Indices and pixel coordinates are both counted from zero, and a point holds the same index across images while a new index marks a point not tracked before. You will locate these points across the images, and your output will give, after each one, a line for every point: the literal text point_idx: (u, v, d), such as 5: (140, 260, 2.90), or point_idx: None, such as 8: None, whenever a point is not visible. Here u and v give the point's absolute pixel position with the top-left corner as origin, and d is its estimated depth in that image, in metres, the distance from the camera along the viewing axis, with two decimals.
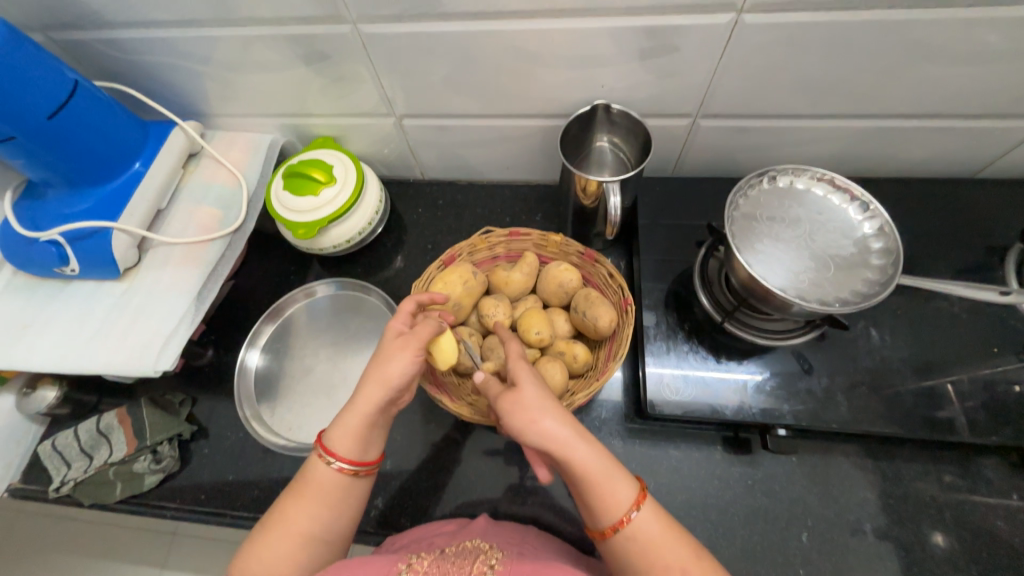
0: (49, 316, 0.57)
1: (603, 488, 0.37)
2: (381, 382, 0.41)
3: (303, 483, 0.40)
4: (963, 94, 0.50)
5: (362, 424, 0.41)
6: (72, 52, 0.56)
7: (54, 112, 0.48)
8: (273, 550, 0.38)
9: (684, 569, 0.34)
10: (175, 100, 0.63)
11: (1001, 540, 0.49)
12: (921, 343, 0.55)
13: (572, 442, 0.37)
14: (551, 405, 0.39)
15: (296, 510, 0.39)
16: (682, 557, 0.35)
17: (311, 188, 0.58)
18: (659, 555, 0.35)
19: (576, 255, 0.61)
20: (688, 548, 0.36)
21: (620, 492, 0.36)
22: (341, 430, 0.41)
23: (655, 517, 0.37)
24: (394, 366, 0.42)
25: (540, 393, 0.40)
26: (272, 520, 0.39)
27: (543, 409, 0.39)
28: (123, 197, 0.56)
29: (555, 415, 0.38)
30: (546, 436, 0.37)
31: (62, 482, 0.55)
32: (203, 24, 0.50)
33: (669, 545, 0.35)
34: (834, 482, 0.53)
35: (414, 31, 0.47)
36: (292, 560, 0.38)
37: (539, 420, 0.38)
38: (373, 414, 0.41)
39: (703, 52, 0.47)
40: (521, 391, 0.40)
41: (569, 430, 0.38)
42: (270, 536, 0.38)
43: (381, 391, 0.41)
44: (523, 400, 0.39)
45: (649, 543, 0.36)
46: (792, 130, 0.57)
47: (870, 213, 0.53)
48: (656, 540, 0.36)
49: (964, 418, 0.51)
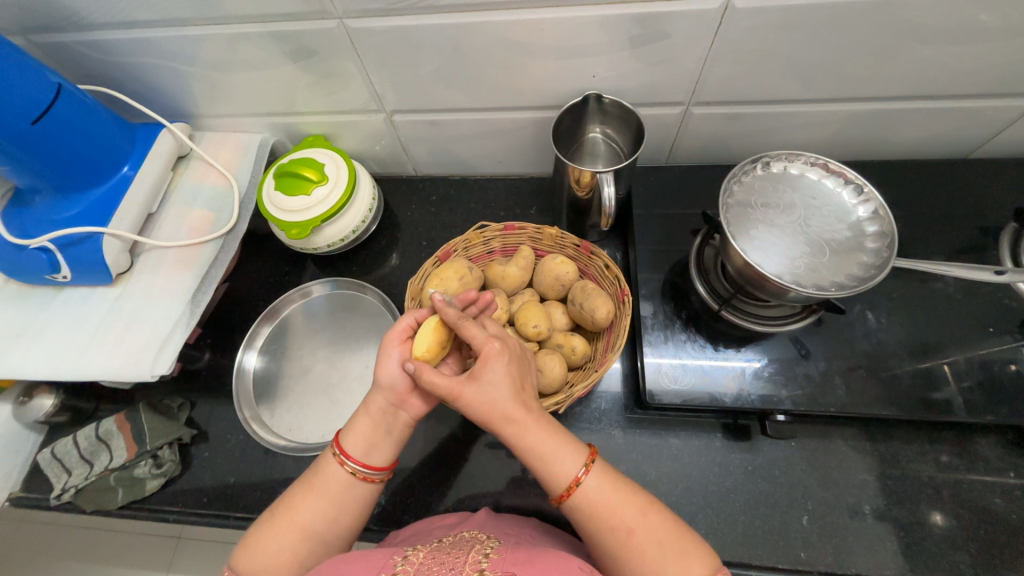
0: (42, 324, 0.56)
1: (545, 469, 0.37)
2: (382, 387, 0.43)
3: (312, 477, 0.42)
4: (954, 75, 0.50)
5: (369, 423, 0.43)
6: (54, 55, 0.55)
7: (38, 117, 0.47)
8: (272, 539, 0.39)
9: (629, 529, 0.36)
10: (162, 101, 0.62)
11: (998, 516, 0.50)
12: (918, 326, 0.55)
13: (521, 432, 0.37)
14: (505, 400, 0.38)
15: (301, 500, 0.40)
16: (628, 520, 0.36)
17: (303, 187, 0.57)
18: (606, 518, 0.36)
19: (572, 248, 0.61)
20: (639, 508, 0.37)
21: (561, 469, 0.37)
22: (351, 430, 0.42)
23: (603, 484, 0.37)
24: (389, 367, 0.43)
25: (497, 386, 0.38)
26: (277, 511, 0.40)
27: (498, 406, 0.37)
28: (113, 201, 0.55)
29: (510, 410, 0.37)
30: (498, 424, 0.38)
31: (63, 490, 0.55)
32: (188, 23, 0.49)
33: (619, 505, 0.36)
34: (832, 465, 0.53)
35: (402, 24, 0.47)
36: (291, 552, 0.39)
37: (491, 415, 0.38)
38: (370, 415, 0.43)
39: (695, 38, 0.47)
40: (477, 386, 0.38)
41: (519, 422, 0.37)
42: (274, 524, 0.39)
43: (384, 396, 0.43)
44: (479, 394, 0.38)
45: (601, 504, 0.36)
46: (785, 115, 0.57)
47: (864, 196, 0.53)
48: (608, 500, 0.37)
49: (961, 399, 0.51)
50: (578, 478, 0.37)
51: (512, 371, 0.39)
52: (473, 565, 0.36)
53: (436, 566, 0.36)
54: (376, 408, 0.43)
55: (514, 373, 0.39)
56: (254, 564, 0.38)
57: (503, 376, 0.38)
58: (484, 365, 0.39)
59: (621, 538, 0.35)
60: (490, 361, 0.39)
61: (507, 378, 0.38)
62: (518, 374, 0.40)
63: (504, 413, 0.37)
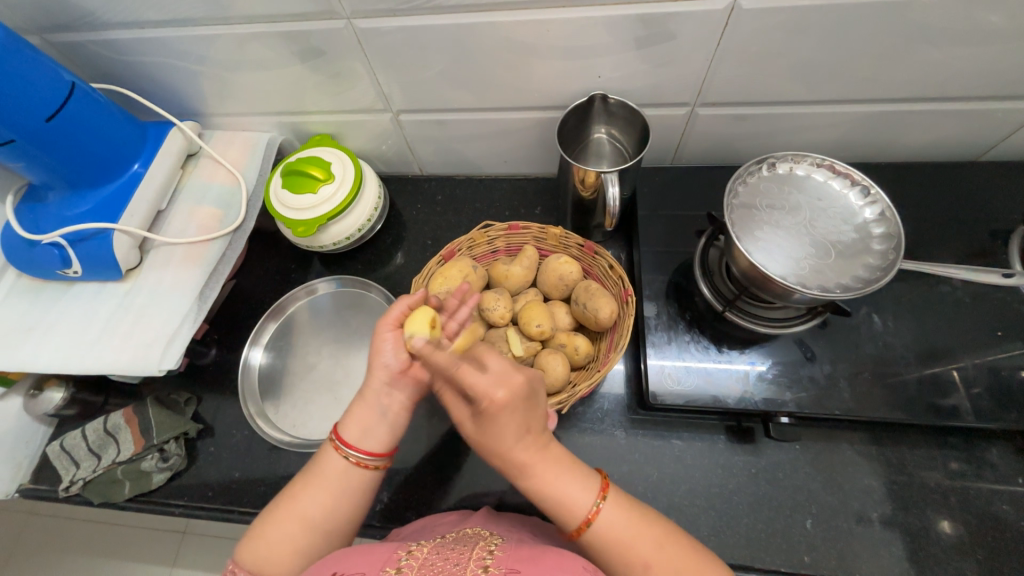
0: (53, 318, 0.57)
1: (558, 506, 0.37)
2: (378, 367, 0.43)
3: (313, 467, 0.42)
4: (965, 76, 0.49)
5: (366, 409, 0.43)
6: (69, 54, 0.56)
7: (53, 113, 0.48)
8: (275, 528, 0.39)
9: (646, 564, 0.35)
10: (172, 100, 0.63)
11: (1007, 524, 0.49)
12: (926, 330, 0.55)
13: (529, 470, 0.38)
14: (514, 441, 0.37)
15: (302, 490, 0.41)
16: (646, 555, 0.36)
17: (310, 186, 0.58)
18: (623, 552, 0.36)
19: (576, 248, 0.61)
20: (654, 539, 0.36)
21: (574, 505, 0.37)
22: (350, 419, 0.43)
23: (618, 518, 0.37)
24: (385, 352, 0.43)
25: (504, 435, 0.37)
26: (278, 502, 0.41)
27: (505, 448, 0.38)
28: (123, 198, 0.56)
29: (519, 452, 0.38)
30: (507, 462, 0.38)
31: (71, 482, 0.55)
32: (199, 22, 0.50)
33: (636, 541, 0.36)
34: (838, 470, 0.52)
35: (410, 25, 0.47)
36: (292, 542, 0.39)
37: (499, 454, 0.38)
38: (368, 403, 0.43)
39: (700, 39, 0.47)
40: (485, 429, 0.38)
41: (528, 461, 0.38)
42: (275, 515, 0.40)
43: (378, 376, 0.43)
44: (485, 437, 0.38)
45: (616, 538, 0.36)
46: (792, 117, 0.57)
47: (871, 198, 0.53)
48: (622, 535, 0.36)
49: (969, 404, 0.51)
50: (591, 516, 0.37)
51: (517, 421, 0.37)
52: (477, 561, 0.36)
53: (440, 561, 0.36)
54: (374, 396, 0.43)
55: (520, 422, 0.37)
56: (257, 553, 0.38)
57: (512, 425, 0.37)
58: (489, 414, 0.37)
59: (638, 572, 0.35)
60: (497, 413, 0.37)
61: (515, 424, 0.37)
62: (529, 420, 0.38)
63: (512, 453, 0.38)
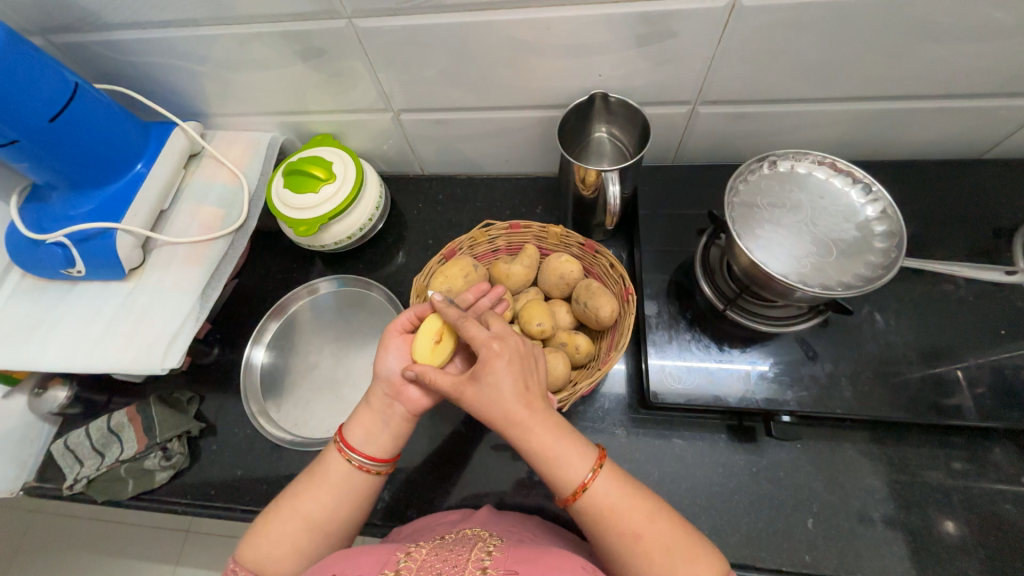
0: (57, 317, 0.58)
1: (552, 469, 0.36)
2: (381, 377, 0.45)
3: (316, 467, 0.42)
4: (968, 73, 0.49)
5: (370, 413, 0.44)
6: (73, 55, 0.57)
7: (56, 114, 0.49)
8: (276, 527, 0.40)
9: (637, 535, 0.35)
10: (175, 100, 0.63)
11: (1009, 524, 0.49)
12: (929, 329, 0.54)
13: (524, 429, 0.36)
14: (508, 394, 0.36)
15: (304, 489, 0.41)
16: (636, 524, 0.35)
17: (312, 185, 0.58)
18: (614, 522, 0.35)
19: (577, 247, 0.61)
20: (645, 513, 0.36)
21: (568, 472, 0.36)
22: (355, 423, 0.43)
23: (611, 488, 0.36)
24: (388, 361, 0.45)
25: (500, 385, 0.36)
26: (282, 500, 0.41)
27: (501, 404, 0.36)
28: (126, 198, 0.57)
29: (514, 410, 0.36)
30: (502, 422, 0.36)
31: (76, 480, 0.56)
32: (201, 23, 0.50)
33: (626, 512, 0.35)
34: (840, 469, 0.52)
35: (411, 24, 0.47)
36: (293, 542, 0.39)
37: (494, 413, 0.36)
38: (373, 409, 0.44)
39: (701, 37, 0.47)
40: (480, 384, 0.37)
41: (522, 420, 0.36)
42: (278, 514, 0.40)
43: (381, 386, 0.44)
44: (481, 396, 0.37)
45: (606, 508, 0.35)
46: (794, 114, 0.56)
47: (873, 196, 0.53)
48: (614, 507, 0.36)
49: (972, 404, 0.50)
50: (585, 483, 0.35)
51: (514, 372, 0.37)
52: (476, 563, 0.36)
53: (439, 562, 0.36)
54: (379, 403, 0.44)
55: (516, 374, 0.37)
56: (259, 551, 0.39)
57: (510, 373, 0.37)
58: (487, 361, 0.37)
59: (628, 543, 0.35)
60: (495, 359, 0.37)
61: (512, 373, 0.37)
62: (524, 375, 0.38)
63: (507, 409, 0.36)
